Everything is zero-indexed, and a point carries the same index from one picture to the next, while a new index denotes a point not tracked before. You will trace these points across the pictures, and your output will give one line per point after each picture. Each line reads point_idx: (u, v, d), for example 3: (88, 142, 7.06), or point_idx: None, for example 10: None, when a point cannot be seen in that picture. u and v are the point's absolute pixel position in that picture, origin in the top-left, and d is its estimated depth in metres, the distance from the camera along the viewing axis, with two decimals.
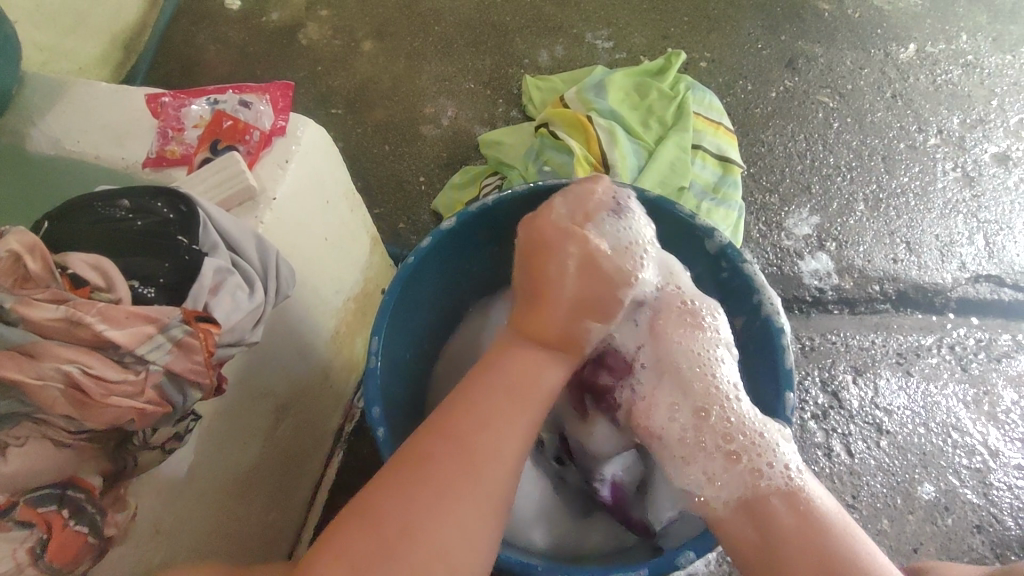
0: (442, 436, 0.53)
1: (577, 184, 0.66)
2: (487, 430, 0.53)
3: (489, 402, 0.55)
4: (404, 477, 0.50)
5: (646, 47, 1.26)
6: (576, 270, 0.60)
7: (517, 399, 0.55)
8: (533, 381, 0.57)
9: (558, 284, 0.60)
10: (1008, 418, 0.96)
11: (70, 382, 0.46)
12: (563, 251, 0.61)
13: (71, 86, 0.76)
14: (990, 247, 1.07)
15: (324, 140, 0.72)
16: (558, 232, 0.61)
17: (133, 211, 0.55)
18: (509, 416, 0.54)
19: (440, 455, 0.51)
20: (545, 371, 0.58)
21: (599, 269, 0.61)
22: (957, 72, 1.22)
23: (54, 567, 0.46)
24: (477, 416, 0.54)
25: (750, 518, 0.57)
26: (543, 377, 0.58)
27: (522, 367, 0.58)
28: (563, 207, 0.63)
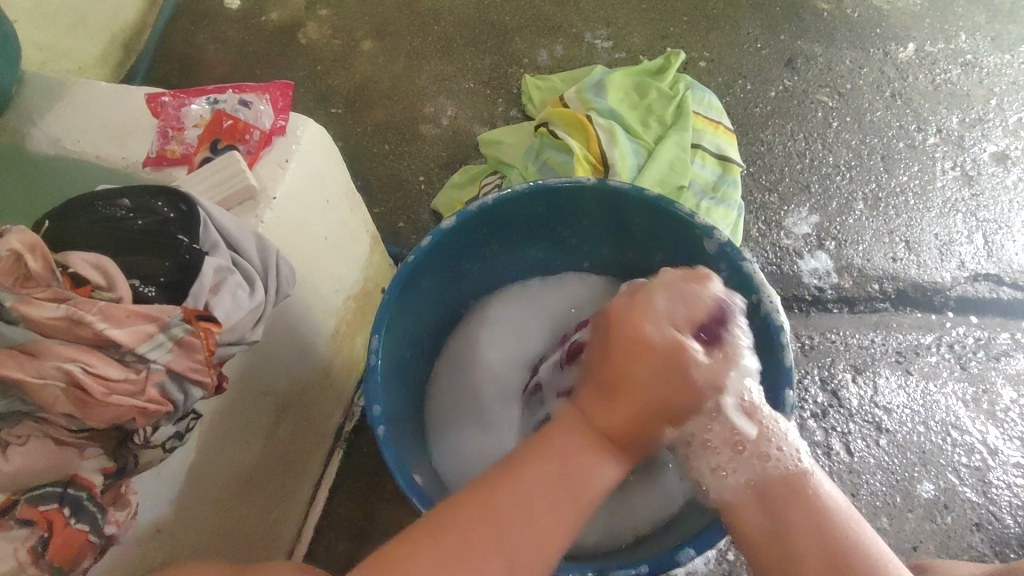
0: (494, 539, 0.49)
1: (688, 281, 0.57)
2: (532, 523, 0.50)
3: (543, 495, 0.51)
4: (441, 572, 0.48)
5: (645, 46, 1.26)
6: (673, 382, 0.54)
7: (576, 509, 0.52)
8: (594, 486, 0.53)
9: (651, 399, 0.55)
10: (1007, 417, 0.96)
11: (70, 380, 0.46)
12: (674, 361, 0.54)
13: (71, 86, 0.76)
14: (989, 246, 1.07)
15: (324, 139, 0.73)
16: (664, 348, 0.55)
17: (133, 209, 0.55)
18: (558, 519, 0.51)
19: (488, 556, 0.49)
20: (606, 481, 0.54)
21: (684, 374, 0.54)
22: (956, 71, 1.22)
23: (54, 565, 0.46)
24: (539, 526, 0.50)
25: (763, 509, 0.55)
26: (600, 485, 0.54)
27: (585, 469, 0.53)
28: (663, 304, 0.56)
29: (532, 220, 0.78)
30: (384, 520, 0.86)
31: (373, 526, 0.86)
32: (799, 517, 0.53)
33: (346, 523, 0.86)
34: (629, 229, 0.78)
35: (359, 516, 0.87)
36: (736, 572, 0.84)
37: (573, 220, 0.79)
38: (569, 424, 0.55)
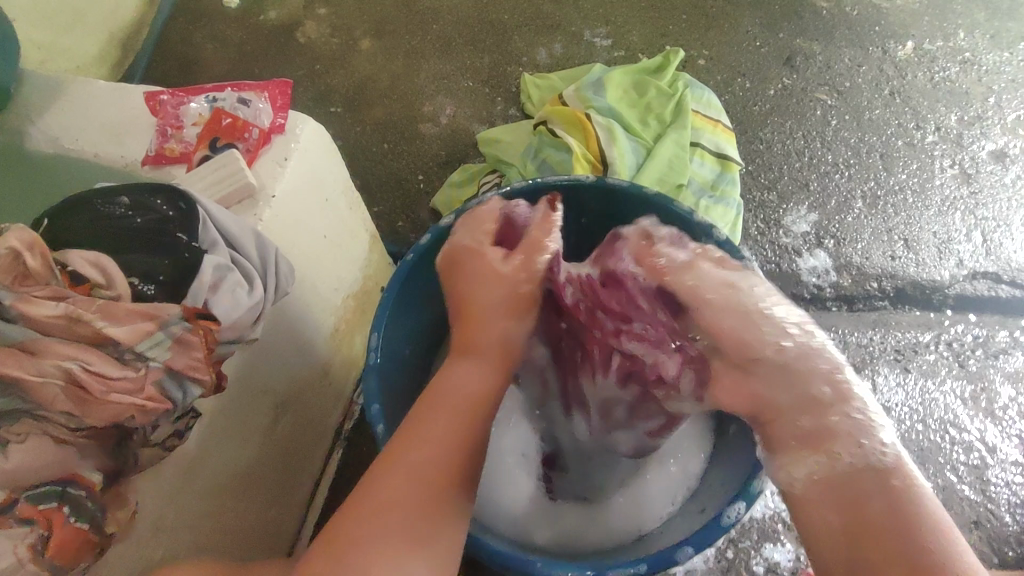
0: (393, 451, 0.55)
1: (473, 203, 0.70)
2: (420, 427, 0.56)
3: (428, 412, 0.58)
4: (367, 499, 0.53)
5: (644, 45, 1.26)
6: (490, 278, 0.65)
7: (449, 405, 0.58)
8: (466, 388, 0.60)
9: (469, 296, 0.65)
10: (1006, 414, 0.96)
11: (70, 378, 0.46)
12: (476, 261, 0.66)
13: (70, 84, 0.76)
14: (987, 244, 1.07)
15: (323, 137, 0.73)
16: (464, 257, 0.66)
17: (132, 208, 0.55)
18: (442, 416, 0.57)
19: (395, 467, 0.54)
20: (471, 377, 0.60)
21: (492, 274, 0.65)
22: (955, 69, 1.22)
23: (54, 564, 0.46)
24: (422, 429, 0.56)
25: (837, 503, 0.50)
26: (468, 384, 0.60)
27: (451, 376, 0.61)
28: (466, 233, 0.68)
29: None
30: None
31: None
32: (874, 512, 0.48)
33: None
34: None
35: None
36: (735, 569, 0.84)
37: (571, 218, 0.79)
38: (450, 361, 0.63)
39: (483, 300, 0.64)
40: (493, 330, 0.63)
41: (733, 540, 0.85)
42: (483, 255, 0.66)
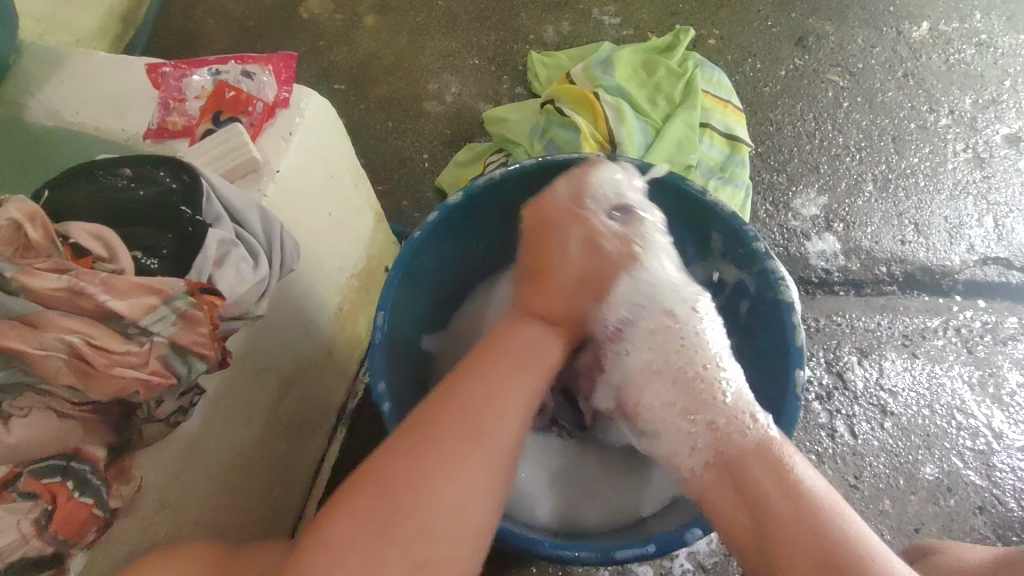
0: (447, 385, 0.55)
1: (582, 170, 0.68)
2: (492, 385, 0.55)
3: (498, 377, 0.55)
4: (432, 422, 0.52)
5: (653, 23, 1.23)
6: (579, 249, 0.65)
7: (520, 369, 0.57)
8: (534, 353, 0.59)
9: (543, 256, 0.65)
10: (1013, 401, 0.95)
11: (73, 352, 0.45)
12: (572, 222, 0.65)
13: (69, 56, 0.75)
14: (999, 229, 1.06)
15: (328, 112, 0.71)
16: (563, 215, 0.65)
17: (135, 180, 0.54)
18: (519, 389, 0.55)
19: (453, 408, 0.53)
20: (535, 345, 0.60)
21: (601, 248, 0.65)
22: (970, 51, 1.20)
23: (58, 538, 0.45)
24: (467, 389, 0.54)
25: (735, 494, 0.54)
26: (533, 349, 0.59)
27: (501, 348, 0.58)
28: (564, 192, 0.67)
29: None
30: None
31: None
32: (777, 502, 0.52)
33: None
34: None
35: None
36: None
37: None
38: (515, 324, 0.62)
39: (556, 256, 0.65)
40: (564, 272, 0.64)
41: None
42: (579, 226, 0.65)
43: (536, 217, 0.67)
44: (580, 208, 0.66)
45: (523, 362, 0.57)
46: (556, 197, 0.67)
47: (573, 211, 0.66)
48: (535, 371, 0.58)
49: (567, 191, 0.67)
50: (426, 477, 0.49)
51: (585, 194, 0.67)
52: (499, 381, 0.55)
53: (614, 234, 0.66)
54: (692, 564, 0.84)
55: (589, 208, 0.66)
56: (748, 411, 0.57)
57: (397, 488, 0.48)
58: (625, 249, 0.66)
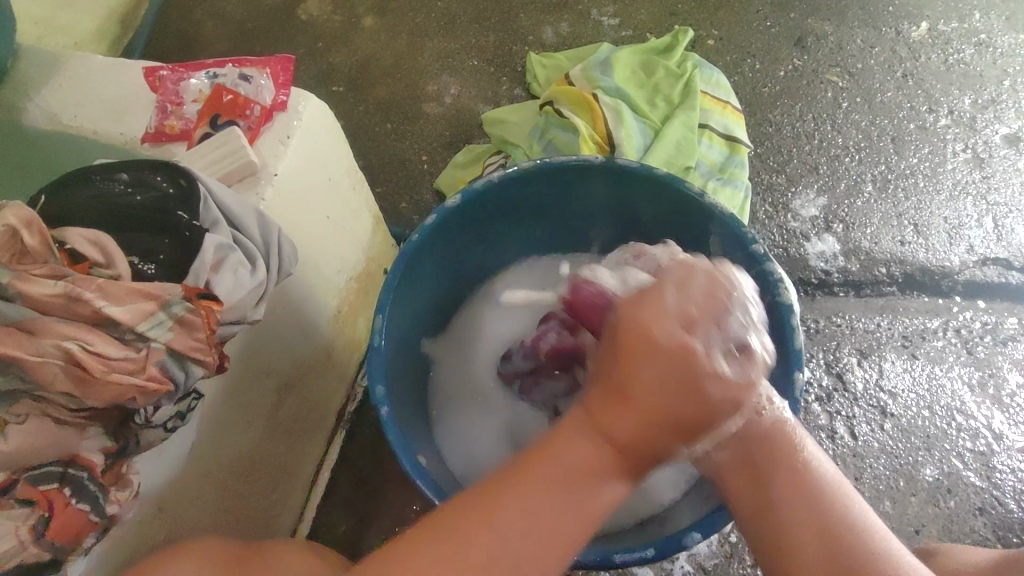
0: (489, 497, 0.47)
1: (710, 281, 0.50)
2: (535, 515, 0.46)
3: (541, 508, 0.46)
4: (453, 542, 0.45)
5: (652, 24, 1.23)
6: (668, 385, 0.47)
7: (572, 498, 0.47)
8: (588, 493, 0.47)
9: (616, 382, 0.48)
10: (1013, 402, 0.95)
11: (69, 358, 0.45)
12: (655, 354, 0.47)
13: (67, 60, 0.75)
14: (999, 229, 1.06)
15: (327, 116, 0.71)
16: (658, 339, 0.47)
17: (132, 185, 0.54)
18: (565, 518, 0.46)
19: (479, 528, 0.45)
20: (600, 486, 0.47)
21: (699, 390, 0.47)
22: (970, 51, 1.20)
23: (55, 544, 0.46)
24: (506, 512, 0.46)
25: (744, 477, 0.52)
26: (596, 490, 0.47)
27: (555, 470, 0.47)
28: (672, 300, 0.49)
29: (538, 200, 0.77)
30: (387, 501, 0.85)
31: (376, 505, 0.86)
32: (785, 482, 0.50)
33: (348, 504, 0.86)
34: (634, 213, 0.77)
35: (361, 498, 0.86)
36: (739, 553, 0.84)
37: (579, 202, 0.78)
38: (577, 435, 0.48)
39: (646, 381, 0.47)
40: (650, 421, 0.47)
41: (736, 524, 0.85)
42: (677, 357, 0.47)
43: (627, 329, 0.49)
44: (687, 331, 0.48)
45: (580, 495, 0.47)
46: (661, 303, 0.49)
47: (673, 324, 0.48)
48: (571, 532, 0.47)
49: (668, 297, 0.49)
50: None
51: (696, 307, 0.49)
52: (543, 510, 0.46)
53: (723, 378, 0.48)
54: (692, 565, 0.84)
55: (698, 338, 0.48)
56: (764, 392, 0.51)
57: None
58: (732, 396, 0.49)
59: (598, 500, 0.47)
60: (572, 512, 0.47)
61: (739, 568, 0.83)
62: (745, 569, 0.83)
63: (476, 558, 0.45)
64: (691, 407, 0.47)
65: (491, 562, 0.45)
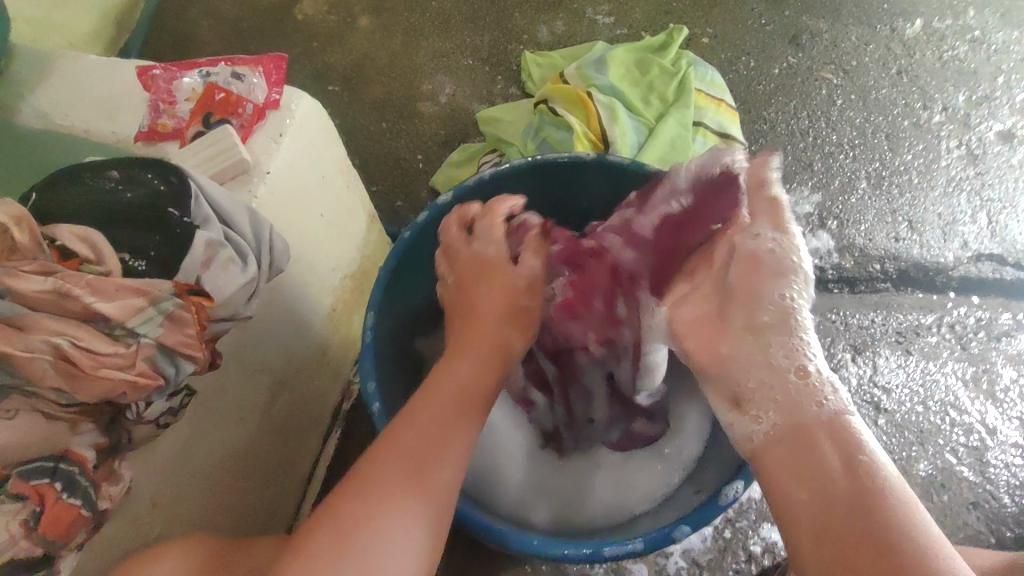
0: (395, 427, 0.54)
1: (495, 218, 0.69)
2: (431, 421, 0.55)
3: (439, 416, 0.55)
4: (374, 467, 0.51)
5: (647, 22, 1.23)
6: (495, 295, 0.66)
7: (456, 399, 0.57)
8: (468, 387, 0.58)
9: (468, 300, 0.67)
10: (1007, 397, 0.95)
11: (59, 353, 0.45)
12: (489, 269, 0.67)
13: (60, 60, 0.75)
14: (993, 225, 1.06)
15: (320, 114, 0.71)
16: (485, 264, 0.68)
17: (123, 182, 0.54)
18: (459, 421, 0.55)
19: (393, 451, 0.52)
20: (473, 381, 0.59)
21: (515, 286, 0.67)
22: (964, 48, 1.20)
23: (46, 539, 0.46)
24: (409, 429, 0.54)
25: (786, 465, 0.47)
26: (470, 384, 0.59)
27: (456, 363, 0.61)
28: (492, 242, 0.68)
29: (531, 197, 0.78)
30: None
31: None
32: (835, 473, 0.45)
33: None
34: None
35: None
36: (733, 549, 0.84)
37: (572, 199, 0.79)
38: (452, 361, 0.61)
39: (485, 305, 0.65)
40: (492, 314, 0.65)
41: (730, 520, 0.85)
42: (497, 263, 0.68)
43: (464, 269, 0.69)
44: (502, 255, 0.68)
45: (462, 398, 0.57)
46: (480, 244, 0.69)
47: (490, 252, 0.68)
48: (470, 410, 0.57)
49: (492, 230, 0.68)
50: (363, 540, 0.47)
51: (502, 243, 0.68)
52: (438, 419, 0.55)
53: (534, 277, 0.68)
54: (687, 561, 0.84)
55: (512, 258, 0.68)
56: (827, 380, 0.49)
57: (344, 538, 0.48)
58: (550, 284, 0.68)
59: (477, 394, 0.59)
60: (460, 406, 0.57)
61: (734, 564, 0.83)
62: (739, 564, 0.83)
63: (398, 473, 0.51)
64: (519, 303, 0.66)
65: (409, 464, 0.52)
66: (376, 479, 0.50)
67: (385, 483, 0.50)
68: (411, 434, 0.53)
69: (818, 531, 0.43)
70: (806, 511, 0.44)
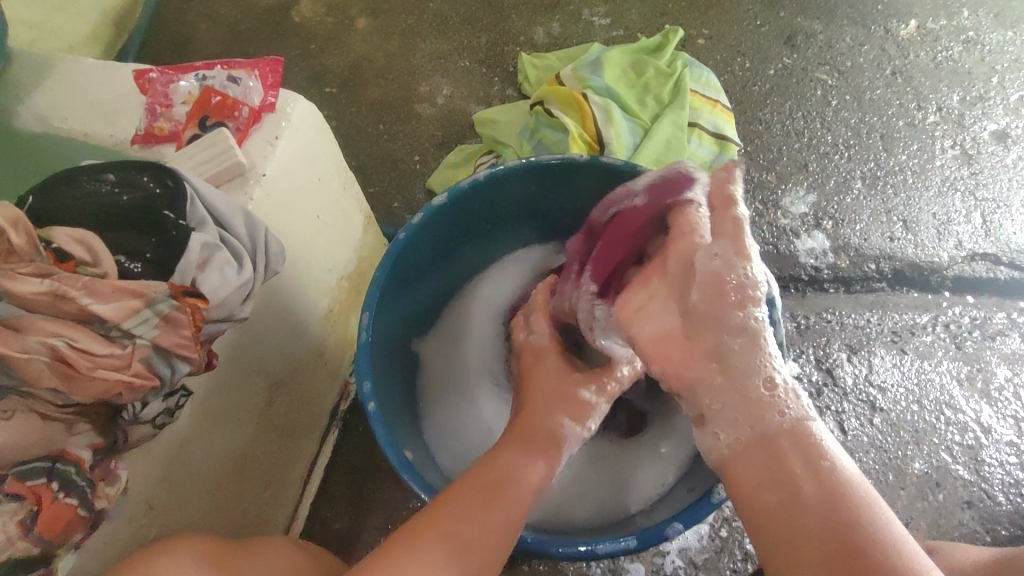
0: (451, 499, 0.53)
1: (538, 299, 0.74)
2: (486, 508, 0.53)
3: (490, 504, 0.53)
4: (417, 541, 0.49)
5: (643, 24, 1.24)
6: (555, 374, 0.66)
7: (510, 488, 0.54)
8: (521, 475, 0.56)
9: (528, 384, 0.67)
10: (1001, 395, 0.96)
11: (55, 355, 0.46)
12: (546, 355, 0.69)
13: (59, 63, 0.75)
14: (987, 225, 1.06)
15: (316, 117, 0.71)
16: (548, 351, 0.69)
17: (119, 185, 0.54)
18: (508, 515, 0.53)
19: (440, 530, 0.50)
20: (529, 466, 0.57)
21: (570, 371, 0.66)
22: (958, 48, 1.21)
23: (42, 538, 0.46)
24: (462, 511, 0.52)
25: (758, 471, 0.48)
26: (525, 472, 0.56)
27: (541, 405, 0.63)
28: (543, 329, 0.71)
29: (526, 199, 0.78)
30: (379, 498, 0.86)
31: (369, 503, 0.86)
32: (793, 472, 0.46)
33: (341, 502, 0.86)
34: None
35: (354, 496, 0.87)
36: (729, 548, 0.84)
37: (567, 200, 0.79)
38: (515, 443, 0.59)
39: (542, 385, 0.65)
40: (552, 408, 0.63)
41: (726, 520, 0.86)
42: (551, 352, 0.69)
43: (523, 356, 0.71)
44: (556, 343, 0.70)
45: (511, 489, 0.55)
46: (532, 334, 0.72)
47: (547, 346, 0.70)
48: (552, 451, 0.60)
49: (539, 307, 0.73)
50: None
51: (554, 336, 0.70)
52: (489, 511, 0.52)
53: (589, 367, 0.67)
54: (683, 561, 0.84)
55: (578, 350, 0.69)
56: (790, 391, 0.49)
57: None
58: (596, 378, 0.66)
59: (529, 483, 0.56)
60: (513, 494, 0.54)
61: (729, 563, 0.84)
62: (735, 564, 0.84)
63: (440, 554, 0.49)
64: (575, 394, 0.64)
65: (456, 549, 0.50)
66: (421, 552, 0.49)
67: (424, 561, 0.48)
68: (463, 519, 0.51)
69: (787, 533, 0.45)
70: (772, 514, 0.46)
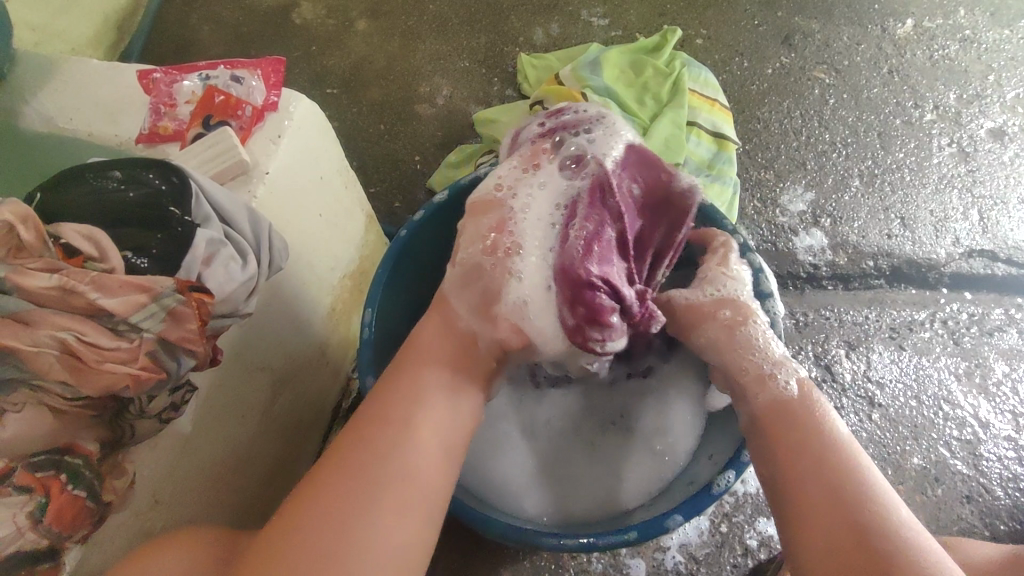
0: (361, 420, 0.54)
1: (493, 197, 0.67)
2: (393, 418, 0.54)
3: (394, 414, 0.54)
4: (337, 470, 0.51)
5: (641, 24, 1.25)
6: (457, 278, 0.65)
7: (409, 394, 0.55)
8: (420, 380, 0.57)
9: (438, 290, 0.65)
10: (999, 390, 0.96)
11: (65, 348, 0.47)
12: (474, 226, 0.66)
13: (64, 64, 0.76)
14: (984, 222, 1.07)
15: (318, 116, 0.72)
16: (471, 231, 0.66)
17: (125, 182, 0.55)
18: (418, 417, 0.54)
19: (357, 451, 0.51)
20: (424, 370, 0.58)
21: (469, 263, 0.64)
22: (955, 47, 1.21)
23: (54, 531, 0.47)
24: (371, 428, 0.53)
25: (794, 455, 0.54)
26: (423, 374, 0.57)
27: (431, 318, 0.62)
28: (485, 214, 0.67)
29: None
30: None
31: None
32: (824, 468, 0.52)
33: None
34: None
35: None
36: (729, 543, 0.85)
37: None
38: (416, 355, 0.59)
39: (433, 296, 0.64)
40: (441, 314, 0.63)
41: (726, 514, 0.86)
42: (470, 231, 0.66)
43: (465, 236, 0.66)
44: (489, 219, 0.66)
45: (410, 395, 0.55)
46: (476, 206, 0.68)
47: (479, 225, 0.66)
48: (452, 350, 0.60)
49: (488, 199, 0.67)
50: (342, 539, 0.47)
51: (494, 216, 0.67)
52: (396, 418, 0.54)
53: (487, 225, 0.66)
54: (683, 555, 0.85)
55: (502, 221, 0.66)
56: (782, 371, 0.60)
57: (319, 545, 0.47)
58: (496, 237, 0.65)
59: (428, 383, 0.57)
60: (412, 396, 0.55)
61: (730, 558, 0.84)
62: (736, 558, 0.84)
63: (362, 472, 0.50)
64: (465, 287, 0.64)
65: (371, 462, 0.51)
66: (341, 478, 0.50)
67: (352, 487, 0.50)
68: (375, 438, 0.52)
69: (813, 516, 0.50)
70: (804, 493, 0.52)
